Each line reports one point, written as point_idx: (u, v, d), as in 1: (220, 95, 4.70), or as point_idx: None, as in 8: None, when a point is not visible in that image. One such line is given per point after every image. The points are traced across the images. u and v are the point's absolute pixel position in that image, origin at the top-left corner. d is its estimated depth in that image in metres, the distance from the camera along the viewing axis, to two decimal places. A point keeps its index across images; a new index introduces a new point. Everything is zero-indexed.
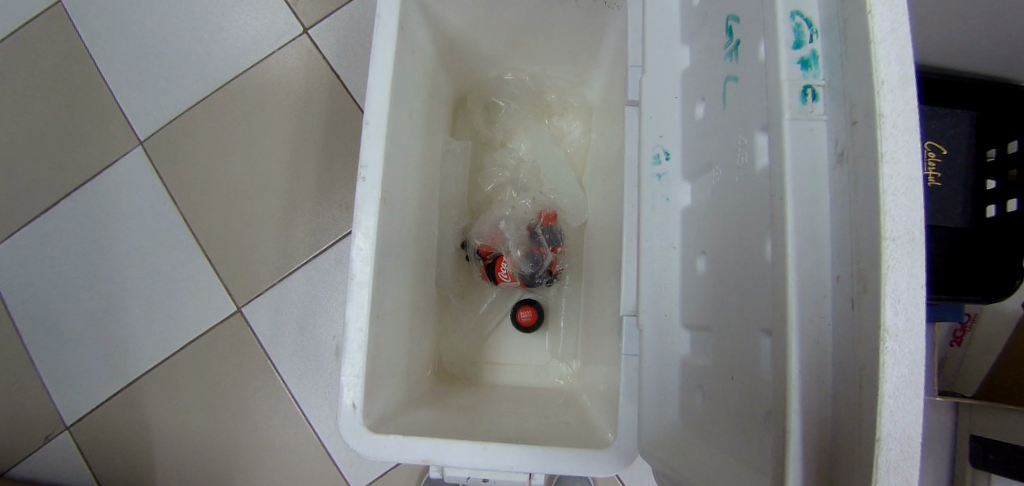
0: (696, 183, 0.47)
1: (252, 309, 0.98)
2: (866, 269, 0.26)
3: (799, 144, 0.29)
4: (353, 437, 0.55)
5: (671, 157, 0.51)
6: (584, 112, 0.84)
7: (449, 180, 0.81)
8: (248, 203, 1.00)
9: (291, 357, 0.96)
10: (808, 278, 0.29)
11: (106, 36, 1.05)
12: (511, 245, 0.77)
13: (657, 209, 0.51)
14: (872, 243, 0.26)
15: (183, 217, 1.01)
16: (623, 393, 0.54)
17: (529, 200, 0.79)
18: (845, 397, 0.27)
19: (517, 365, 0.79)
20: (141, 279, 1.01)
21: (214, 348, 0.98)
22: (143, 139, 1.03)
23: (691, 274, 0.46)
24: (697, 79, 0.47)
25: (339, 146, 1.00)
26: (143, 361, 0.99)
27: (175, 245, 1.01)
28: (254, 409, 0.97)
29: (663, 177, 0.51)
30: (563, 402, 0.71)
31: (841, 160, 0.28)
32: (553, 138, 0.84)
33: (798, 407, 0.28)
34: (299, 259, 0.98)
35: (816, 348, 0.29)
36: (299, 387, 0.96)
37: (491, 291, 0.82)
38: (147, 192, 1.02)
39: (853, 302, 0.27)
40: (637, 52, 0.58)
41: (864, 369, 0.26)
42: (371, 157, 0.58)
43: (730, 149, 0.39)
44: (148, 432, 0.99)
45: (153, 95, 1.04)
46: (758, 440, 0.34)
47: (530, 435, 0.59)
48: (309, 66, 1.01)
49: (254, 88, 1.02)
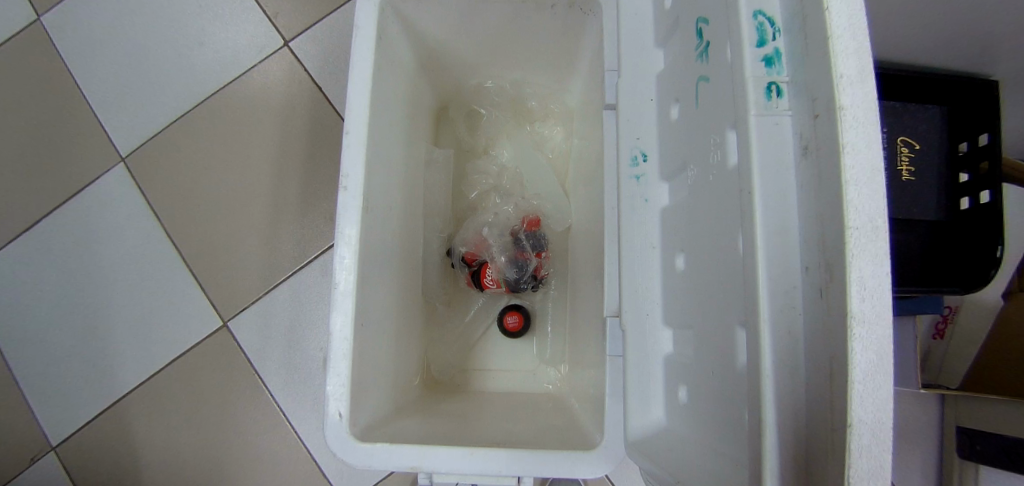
0: (674, 182, 0.48)
1: (238, 323, 0.96)
2: (832, 258, 0.26)
3: (766, 139, 0.30)
4: (339, 446, 0.54)
5: (648, 159, 0.51)
6: (564, 117, 0.85)
7: (432, 188, 0.81)
8: (233, 216, 1.00)
9: (279, 370, 0.95)
10: (778, 268, 0.29)
11: (86, 54, 1.05)
12: (495, 252, 0.77)
13: (636, 210, 0.51)
14: (837, 234, 0.26)
15: (166, 232, 1.00)
16: (609, 394, 0.54)
17: (512, 206, 0.80)
18: (818, 385, 0.27)
19: (505, 371, 0.79)
20: (124, 296, 0.99)
21: (200, 363, 0.97)
22: (126, 155, 1.02)
23: (671, 272, 0.47)
24: (671, 81, 0.48)
25: (322, 157, 1.00)
26: (129, 378, 0.98)
27: (159, 261, 0.99)
28: (243, 424, 0.95)
29: (641, 178, 0.51)
30: (552, 406, 0.70)
31: (806, 153, 0.29)
32: (536, 144, 0.85)
33: (773, 399, 0.28)
34: (284, 271, 0.98)
35: (788, 337, 0.29)
36: (287, 400, 0.95)
37: (478, 298, 0.82)
38: (130, 208, 1.01)
39: (821, 291, 0.27)
40: (612, 57, 0.59)
41: (834, 356, 0.26)
42: (352, 165, 0.58)
43: (705, 148, 0.40)
44: (134, 450, 0.97)
45: (134, 111, 1.03)
46: (741, 434, 0.34)
47: (518, 439, 0.59)
48: (290, 80, 1.01)
49: (237, 102, 1.02)
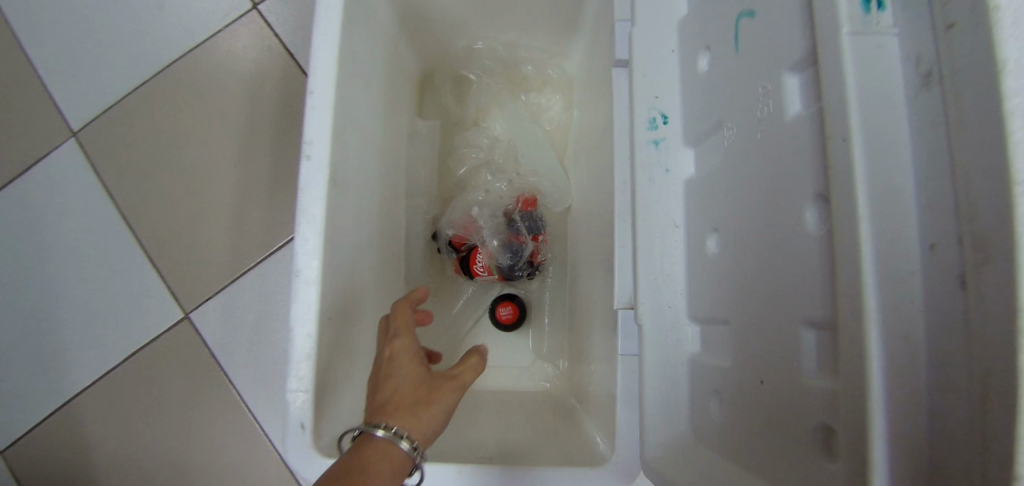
0: (702, 148, 0.40)
1: (201, 315, 0.87)
2: (982, 222, 0.19)
3: (864, 72, 0.23)
4: (301, 463, 0.46)
5: (668, 121, 0.43)
6: (563, 85, 0.76)
7: (416, 164, 0.72)
8: (197, 196, 0.90)
9: (247, 366, 0.86)
10: (889, 246, 0.22)
11: (32, 15, 0.94)
12: (486, 235, 0.68)
13: (655, 182, 0.42)
14: (991, 189, 0.18)
15: (122, 215, 0.90)
16: (621, 401, 0.46)
17: (505, 184, 0.71)
18: (959, 396, 0.21)
19: (500, 368, 0.70)
20: (76, 285, 0.90)
21: (161, 358, 0.88)
22: (76, 129, 0.92)
23: (699, 257, 0.38)
24: (699, 25, 0.40)
25: (295, 132, 0.91)
26: (82, 375, 0.88)
27: (114, 246, 0.90)
28: (208, 426, 0.87)
29: (661, 142, 0.43)
30: (551, 408, 0.63)
31: (929, 82, 0.21)
32: (531, 115, 0.76)
33: (886, 422, 0.22)
34: (252, 256, 0.88)
35: (904, 337, 0.22)
36: (257, 398, 0.86)
37: (468, 286, 0.74)
38: (82, 188, 0.91)
39: (965, 272, 0.20)
40: (624, 6, 0.51)
41: (986, 360, 0.19)
42: (316, 132, 0.49)
43: (750, 101, 0.33)
44: (88, 455, 0.87)
45: (86, 81, 0.92)
46: (824, 458, 0.27)
47: (516, 450, 0.51)
48: (260, 46, 0.92)
49: (200, 70, 0.92)
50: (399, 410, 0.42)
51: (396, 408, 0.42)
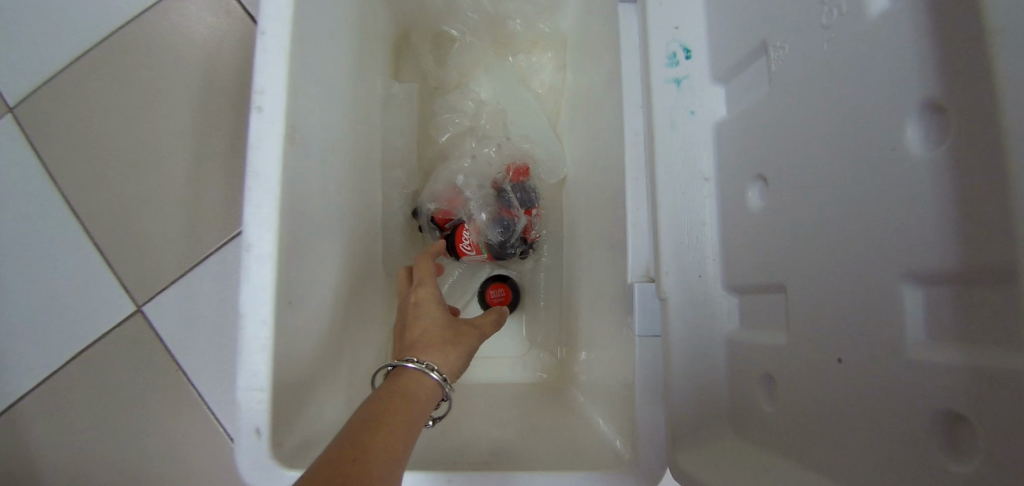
0: (737, 82, 0.33)
1: (155, 308, 0.78)
2: None
3: None
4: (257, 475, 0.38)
5: (691, 55, 0.36)
6: (555, 43, 0.68)
7: (393, 132, 0.64)
8: (149, 177, 0.81)
9: (210, 363, 0.78)
10: None
11: None
12: (473, 209, 0.61)
13: (677, 127, 0.35)
14: None
15: (66, 199, 0.80)
16: (641, 392, 0.39)
17: (493, 149, 0.64)
18: None
19: (489, 358, 0.62)
20: (14, 280, 0.79)
21: (111, 358, 0.78)
22: (12, 105, 0.81)
23: (739, 212, 0.31)
24: None
25: None
26: (20, 380, 0.78)
27: (58, 235, 0.80)
28: (165, 433, 0.77)
29: (683, 81, 0.35)
30: (550, 400, 0.56)
31: None
32: (520, 77, 0.69)
33: None
34: (213, 241, 0.80)
35: None
36: (221, 399, 0.78)
37: (453, 270, 0.64)
38: (18, 170, 0.80)
39: None
40: None
41: None
42: (269, 79, 0.41)
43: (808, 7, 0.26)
44: (25, 472, 0.77)
45: (19, 49, 0.81)
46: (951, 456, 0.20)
47: (509, 449, 0.44)
48: (217, 10, 0.82)
49: (150, 37, 0.82)
50: (429, 347, 0.44)
51: (426, 346, 0.44)
